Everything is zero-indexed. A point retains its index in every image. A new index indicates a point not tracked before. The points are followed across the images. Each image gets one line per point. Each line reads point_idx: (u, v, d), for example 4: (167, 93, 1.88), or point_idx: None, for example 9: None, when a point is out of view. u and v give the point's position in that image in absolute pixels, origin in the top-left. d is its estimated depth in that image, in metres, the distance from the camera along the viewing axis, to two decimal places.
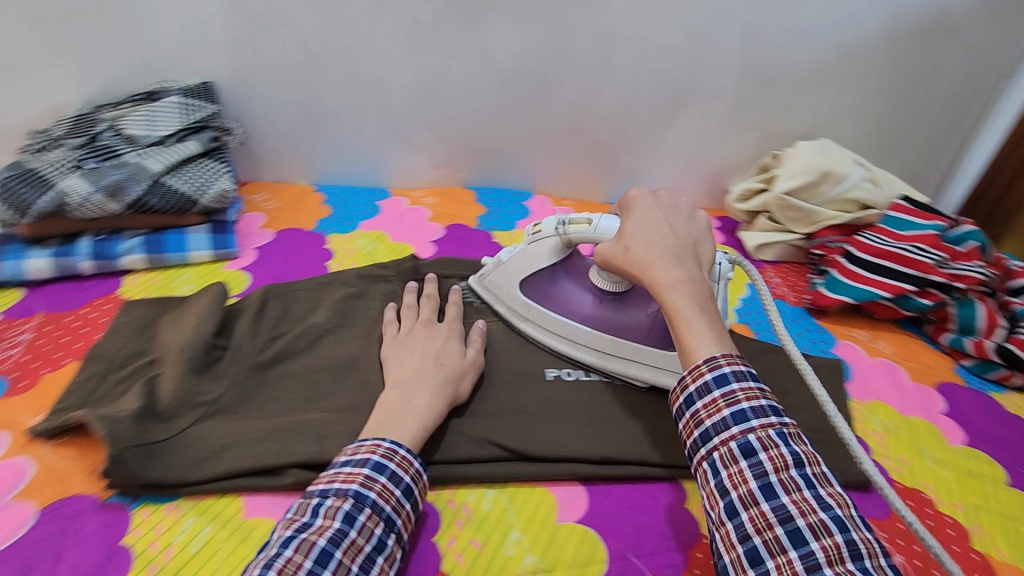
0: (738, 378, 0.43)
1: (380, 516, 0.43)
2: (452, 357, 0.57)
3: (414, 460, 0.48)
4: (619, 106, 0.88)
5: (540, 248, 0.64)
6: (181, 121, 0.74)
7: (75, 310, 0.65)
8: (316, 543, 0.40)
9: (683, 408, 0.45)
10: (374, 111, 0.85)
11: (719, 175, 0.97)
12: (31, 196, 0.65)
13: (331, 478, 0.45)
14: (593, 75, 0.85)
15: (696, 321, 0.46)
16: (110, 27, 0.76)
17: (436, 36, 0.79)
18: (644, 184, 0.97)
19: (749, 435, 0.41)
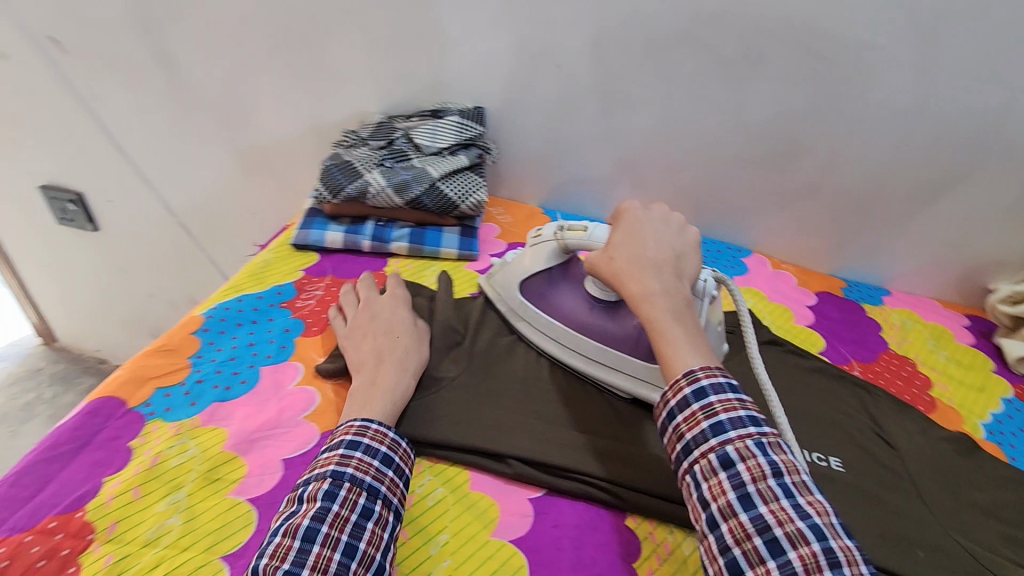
0: (715, 390, 0.45)
1: (360, 490, 0.46)
2: (401, 329, 0.64)
3: (388, 431, 0.51)
4: (872, 179, 0.83)
5: (540, 249, 0.70)
6: (457, 137, 0.87)
7: (353, 278, 0.78)
8: (299, 524, 0.44)
9: (665, 422, 0.47)
10: (615, 150, 0.91)
11: (977, 269, 0.86)
12: (343, 181, 0.81)
13: (309, 467, 0.48)
14: (851, 144, 0.81)
15: (668, 333, 0.49)
16: (418, 55, 0.91)
17: (694, 89, 0.82)
18: (880, 262, 0.90)
19: (727, 446, 0.43)
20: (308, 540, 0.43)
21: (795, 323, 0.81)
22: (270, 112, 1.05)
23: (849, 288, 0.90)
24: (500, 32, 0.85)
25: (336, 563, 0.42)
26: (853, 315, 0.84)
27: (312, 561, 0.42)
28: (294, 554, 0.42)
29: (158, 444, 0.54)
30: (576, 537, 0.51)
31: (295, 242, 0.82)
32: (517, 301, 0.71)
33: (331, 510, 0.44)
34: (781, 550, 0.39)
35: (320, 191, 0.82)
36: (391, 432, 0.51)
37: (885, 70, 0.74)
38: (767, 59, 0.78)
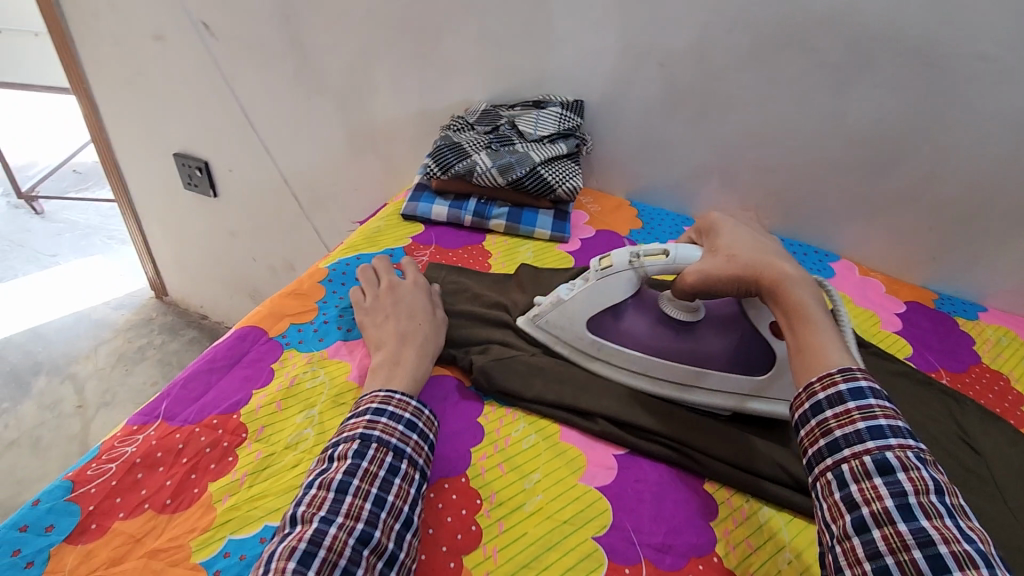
0: (874, 395, 0.47)
1: (386, 449, 0.50)
2: (421, 314, 0.67)
3: (412, 399, 0.55)
4: (977, 192, 0.82)
5: (611, 283, 0.64)
6: (558, 127, 0.93)
7: (455, 249, 0.86)
8: (332, 478, 0.48)
9: (807, 416, 0.49)
10: (709, 148, 0.94)
11: None
12: (453, 160, 0.89)
13: (338, 432, 0.52)
14: (957, 155, 0.80)
15: (818, 321, 0.52)
16: (528, 48, 0.97)
17: (796, 93, 0.84)
18: (977, 278, 0.88)
19: (887, 452, 0.44)
20: (341, 491, 0.47)
21: (881, 329, 0.81)
22: (383, 96, 1.15)
23: (941, 301, 0.89)
24: (608, 29, 0.90)
25: (368, 512, 0.46)
26: (944, 327, 0.83)
27: (345, 509, 0.46)
28: (329, 504, 0.46)
29: (294, 369, 0.63)
30: (657, 491, 0.55)
31: (404, 213, 0.90)
32: (588, 342, 0.66)
33: (361, 467, 0.48)
34: (933, 548, 0.39)
35: (431, 167, 0.90)
36: (415, 400, 0.55)
37: (1003, 81, 0.74)
38: (876, 65, 0.78)
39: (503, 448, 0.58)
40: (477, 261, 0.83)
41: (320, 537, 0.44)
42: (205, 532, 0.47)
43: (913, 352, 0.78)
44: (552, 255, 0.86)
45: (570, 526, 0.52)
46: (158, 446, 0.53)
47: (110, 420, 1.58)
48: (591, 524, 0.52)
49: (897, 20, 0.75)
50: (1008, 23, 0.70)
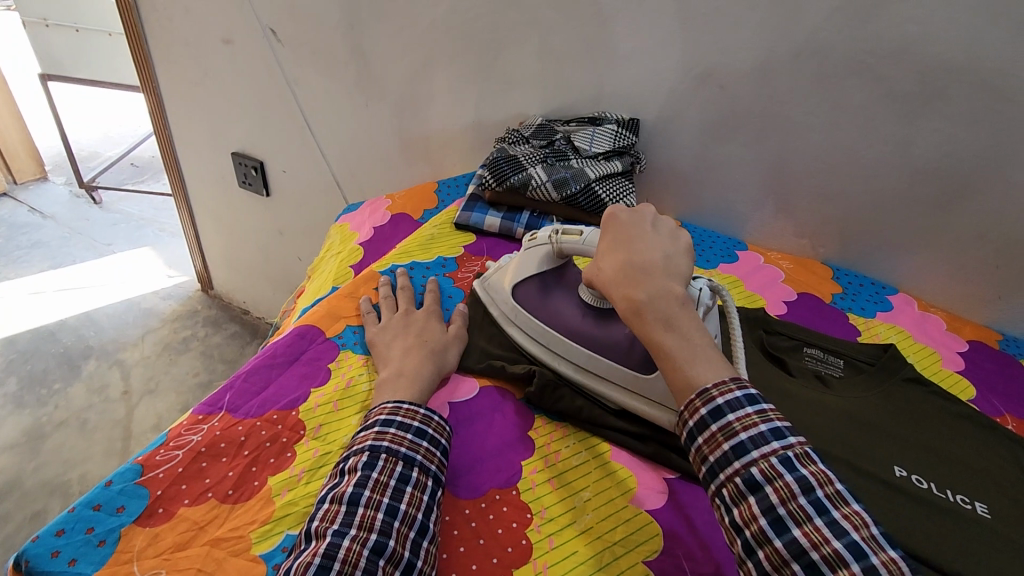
0: (714, 379, 0.49)
1: (395, 459, 0.50)
2: (434, 333, 0.67)
3: (421, 407, 0.55)
4: None
5: (532, 254, 0.72)
6: (613, 144, 0.93)
7: None
8: (343, 491, 0.48)
9: (687, 442, 0.49)
10: (765, 172, 0.94)
11: None
12: (509, 172, 0.90)
13: (348, 444, 0.53)
14: None
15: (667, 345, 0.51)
16: (586, 65, 0.98)
17: (859, 121, 0.83)
18: None
19: (733, 434, 0.46)
20: (353, 502, 0.47)
21: (942, 367, 0.79)
22: (438, 107, 1.17)
23: (1006, 342, 0.86)
24: (669, 49, 0.91)
25: (380, 522, 0.46)
26: (1010, 370, 0.79)
27: (358, 522, 0.46)
28: (341, 516, 0.46)
29: (351, 369, 0.65)
30: (709, 518, 0.54)
31: (457, 222, 0.92)
32: (510, 307, 0.72)
33: (371, 476, 0.49)
34: (787, 529, 0.42)
35: (486, 178, 0.92)
36: (422, 407, 0.55)
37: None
38: (948, 96, 0.77)
39: (553, 462, 0.58)
40: None
41: (335, 550, 0.44)
42: (265, 525, 0.49)
43: (976, 395, 0.75)
44: None
45: (619, 548, 0.51)
46: (222, 436, 0.55)
47: (152, 407, 1.63)
48: (640, 547, 0.51)
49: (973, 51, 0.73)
50: None
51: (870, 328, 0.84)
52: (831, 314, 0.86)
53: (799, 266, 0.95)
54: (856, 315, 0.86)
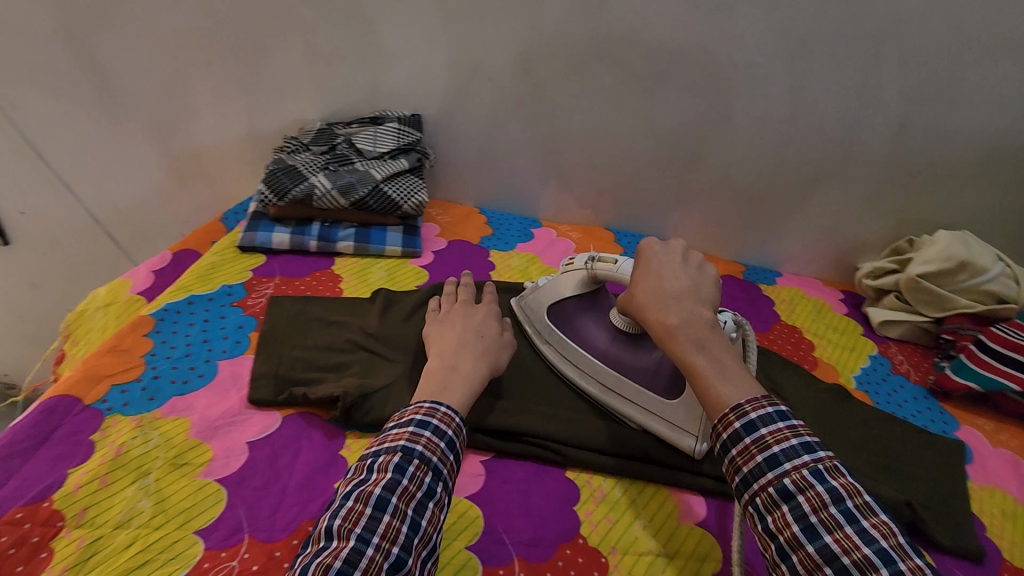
0: (764, 423, 0.46)
1: (427, 469, 0.48)
2: (491, 332, 0.66)
3: (456, 416, 0.52)
4: (762, 177, 0.97)
5: (567, 279, 0.71)
6: (398, 142, 0.93)
7: (302, 278, 0.82)
8: (373, 490, 0.45)
9: (720, 454, 0.48)
10: (544, 152, 1.01)
11: (846, 252, 1.02)
12: (289, 185, 0.85)
13: (379, 439, 0.50)
14: (744, 148, 0.94)
15: (706, 370, 0.50)
16: (356, 64, 0.96)
17: (610, 100, 0.93)
18: (772, 248, 1.05)
19: (786, 479, 0.44)
20: (379, 507, 0.45)
21: (583, 280, 0.95)
22: (204, 120, 1.06)
23: (747, 271, 1.04)
24: (437, 45, 0.92)
25: (403, 535, 0.44)
26: (754, 295, 0.97)
27: (367, 563, 0.42)
28: (365, 520, 0.44)
29: (121, 435, 0.56)
30: (524, 488, 0.59)
31: (241, 244, 0.84)
32: (545, 324, 0.72)
33: (402, 484, 0.46)
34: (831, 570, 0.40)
35: (265, 194, 0.85)
36: (459, 417, 0.52)
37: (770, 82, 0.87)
38: (671, 74, 0.89)
39: None
40: (328, 287, 0.80)
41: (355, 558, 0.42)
42: None
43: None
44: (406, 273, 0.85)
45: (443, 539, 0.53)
46: None
47: None
48: (460, 536, 0.54)
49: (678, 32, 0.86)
50: (764, 35, 0.84)
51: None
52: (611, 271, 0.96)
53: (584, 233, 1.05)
54: None
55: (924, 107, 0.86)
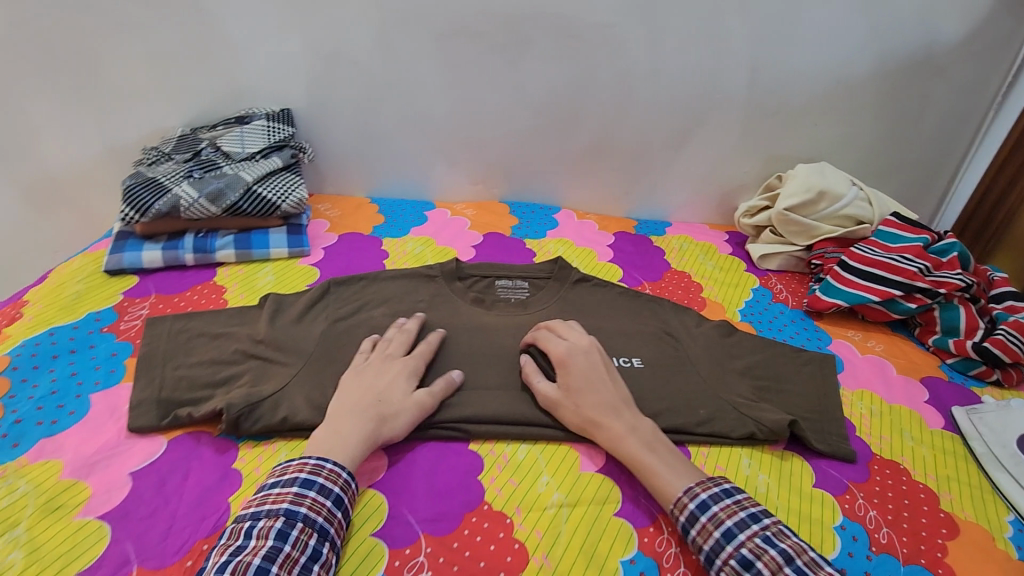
0: (715, 500, 0.53)
1: (311, 530, 0.49)
2: (395, 396, 0.60)
3: (342, 470, 0.54)
4: (248, 77, 0.93)
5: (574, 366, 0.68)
6: (268, 140, 0.89)
7: (179, 295, 0.77)
8: (249, 562, 0.46)
9: (683, 537, 0.54)
10: (126, 101, 0.94)
11: (477, 172, 1.05)
12: (149, 199, 0.80)
13: (259, 500, 0.51)
14: (264, 58, 0.92)
15: (653, 465, 0.57)
16: (91, 84, 0.92)
17: (210, 57, 0.91)
18: (399, 180, 1.06)
19: (742, 549, 0.50)
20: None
21: (599, 260, 0.96)
22: None
23: (639, 225, 1.08)
24: (124, 44, 0.89)
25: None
26: (499, 240, 0.98)
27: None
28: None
29: None
30: (428, 468, 0.60)
31: (106, 268, 0.79)
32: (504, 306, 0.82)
33: (282, 551, 0.47)
34: None
35: (125, 211, 0.80)
36: (344, 470, 0.54)
37: (652, 82, 0.96)
38: (532, 41, 0.91)
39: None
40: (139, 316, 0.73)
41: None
42: None
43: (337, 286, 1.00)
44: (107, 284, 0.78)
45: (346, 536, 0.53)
46: None
47: None
48: (369, 524, 0.54)
49: (622, 66, 0.94)
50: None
51: (398, 246, 0.92)
52: (367, 245, 0.92)
53: (345, 203, 1.02)
54: (390, 238, 0.95)
55: (769, 46, 0.93)
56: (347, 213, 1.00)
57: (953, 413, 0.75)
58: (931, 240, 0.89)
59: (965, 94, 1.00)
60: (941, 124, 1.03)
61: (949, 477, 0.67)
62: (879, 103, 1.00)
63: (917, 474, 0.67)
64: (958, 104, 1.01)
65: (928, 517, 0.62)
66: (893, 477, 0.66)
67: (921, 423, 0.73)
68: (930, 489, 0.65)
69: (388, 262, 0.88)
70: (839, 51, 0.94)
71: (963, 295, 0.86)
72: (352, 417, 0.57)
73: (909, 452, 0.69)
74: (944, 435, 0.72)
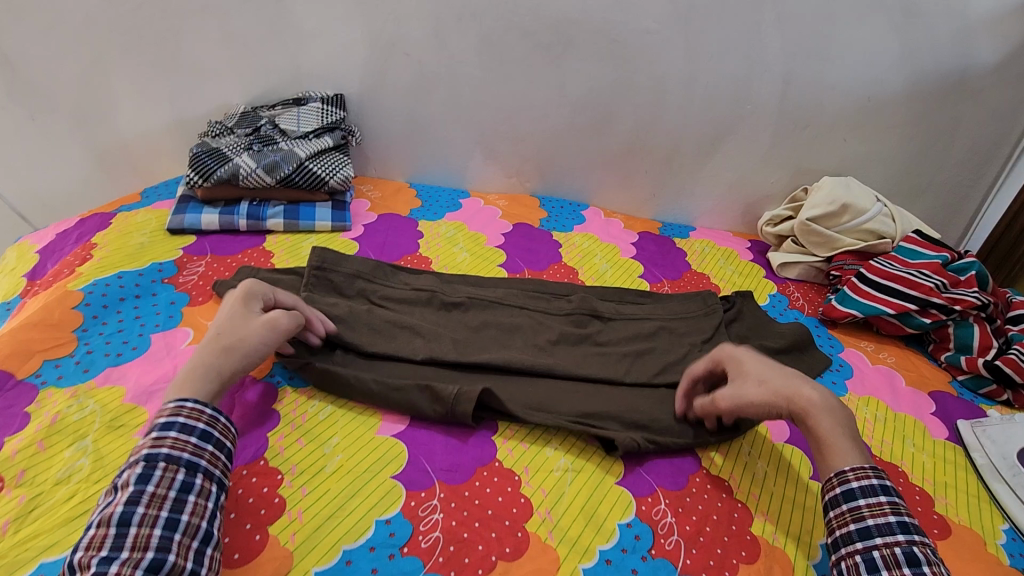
0: (897, 494, 0.53)
1: (178, 466, 0.49)
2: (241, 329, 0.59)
3: (205, 408, 0.53)
4: (305, 63, 1.00)
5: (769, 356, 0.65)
6: (322, 121, 0.96)
7: (233, 254, 0.84)
8: (114, 510, 0.46)
9: (839, 499, 0.54)
10: (195, 79, 1.02)
11: (508, 166, 1.11)
12: (213, 166, 0.88)
13: (117, 459, 0.50)
14: (322, 47, 0.99)
15: (839, 442, 0.56)
16: (166, 61, 1.00)
17: (275, 43, 0.99)
18: (435, 168, 1.12)
19: (912, 546, 0.49)
20: (169, 527, 0.46)
21: (622, 257, 1.00)
22: None
23: (664, 228, 1.12)
24: (197, 27, 0.97)
25: (158, 537, 0.45)
26: (527, 230, 1.02)
27: (130, 541, 0.45)
28: (110, 540, 0.44)
29: None
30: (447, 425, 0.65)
31: (169, 226, 0.86)
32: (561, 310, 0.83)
33: (146, 491, 0.47)
34: None
35: (190, 177, 0.88)
36: (206, 408, 0.53)
37: (687, 88, 1.00)
38: (576, 42, 0.96)
39: (9, 513, 0.50)
40: (202, 272, 0.80)
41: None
42: None
43: None
44: (168, 242, 0.85)
45: (369, 475, 0.58)
46: None
47: None
48: (389, 468, 0.59)
49: (658, 73, 0.98)
50: (660, 7, 0.92)
51: (433, 229, 0.98)
52: (404, 227, 0.98)
53: (385, 186, 1.09)
54: (425, 221, 1.01)
55: (803, 62, 0.96)
56: (388, 196, 1.06)
57: (958, 426, 0.76)
58: (949, 258, 0.90)
59: (999, 121, 1.01)
60: (972, 149, 1.04)
61: (948, 484, 0.68)
62: (911, 124, 1.02)
63: (915, 478, 0.68)
64: (990, 131, 1.02)
65: (921, 517, 0.64)
66: (891, 477, 0.68)
67: (924, 432, 0.75)
68: (926, 493, 0.67)
69: (421, 243, 0.94)
70: (874, 70, 0.97)
71: (979, 314, 0.86)
72: (193, 365, 0.56)
73: (911, 457, 0.71)
74: (948, 445, 0.74)
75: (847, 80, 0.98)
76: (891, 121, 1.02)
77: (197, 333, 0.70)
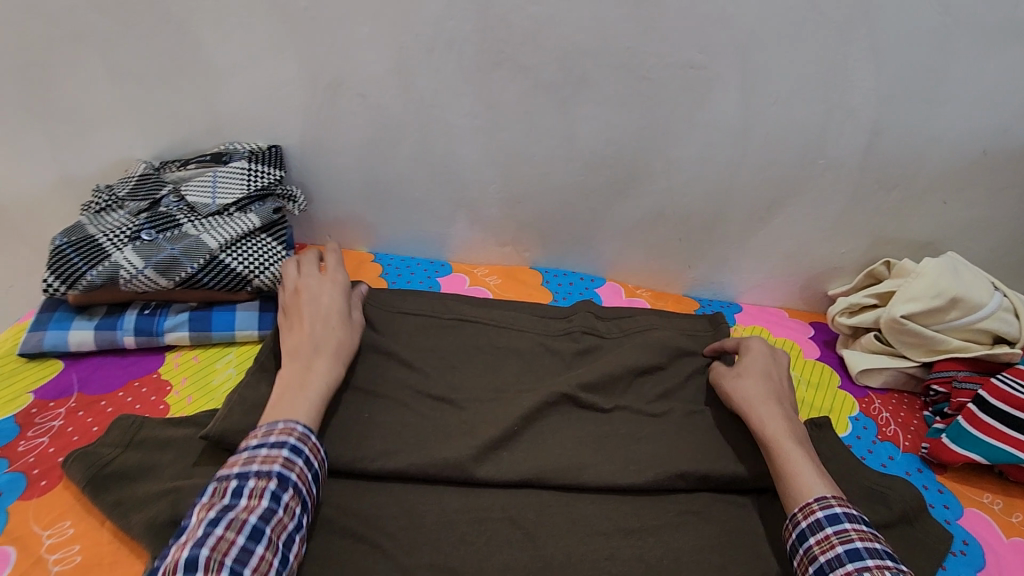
0: (850, 519, 0.49)
1: (299, 500, 0.48)
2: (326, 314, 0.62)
3: (321, 447, 0.52)
4: (225, 107, 0.75)
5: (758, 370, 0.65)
6: (247, 189, 0.71)
7: (110, 393, 0.61)
8: (245, 520, 0.44)
9: (796, 543, 0.51)
10: (82, 129, 0.77)
11: (499, 234, 0.86)
12: (81, 266, 0.63)
13: (246, 458, 0.48)
14: (246, 86, 0.73)
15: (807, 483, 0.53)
16: (41, 106, 0.75)
17: (183, 82, 0.73)
18: (406, 236, 0.87)
19: (865, 570, 0.46)
20: (252, 541, 0.43)
21: None
22: None
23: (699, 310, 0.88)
24: (75, 62, 0.72)
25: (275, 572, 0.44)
26: None
27: (253, 563, 0.43)
28: (235, 552, 0.43)
29: None
30: None
31: (23, 352, 0.63)
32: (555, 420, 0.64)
33: (276, 514, 0.46)
34: None
35: (49, 281, 0.62)
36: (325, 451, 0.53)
37: (737, 139, 0.74)
38: (590, 81, 0.71)
39: None
40: (55, 429, 0.57)
41: None
42: None
43: None
44: (19, 377, 0.61)
45: None
46: None
47: None
48: None
49: (699, 121, 0.73)
50: (707, 33, 0.67)
51: None
52: None
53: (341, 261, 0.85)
54: None
55: (898, 107, 0.71)
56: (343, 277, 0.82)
57: None
58: None
59: None
60: None
61: None
62: None
63: None
64: None
65: None
66: None
67: None
68: None
69: None
70: (993, 117, 0.71)
71: None
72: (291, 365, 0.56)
73: None
74: None
75: (954, 129, 0.73)
76: (1005, 180, 0.77)
77: (21, 558, 0.47)
